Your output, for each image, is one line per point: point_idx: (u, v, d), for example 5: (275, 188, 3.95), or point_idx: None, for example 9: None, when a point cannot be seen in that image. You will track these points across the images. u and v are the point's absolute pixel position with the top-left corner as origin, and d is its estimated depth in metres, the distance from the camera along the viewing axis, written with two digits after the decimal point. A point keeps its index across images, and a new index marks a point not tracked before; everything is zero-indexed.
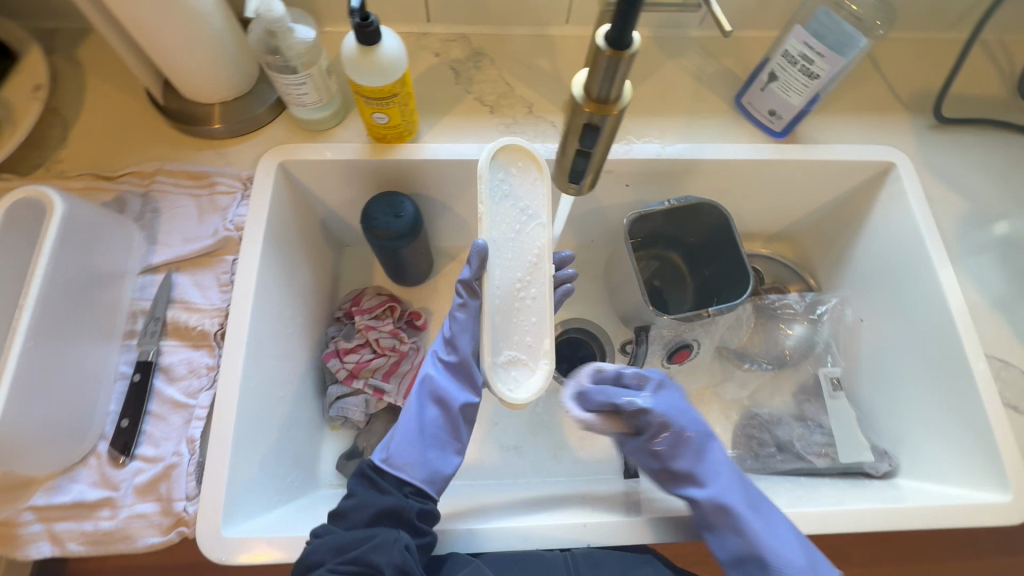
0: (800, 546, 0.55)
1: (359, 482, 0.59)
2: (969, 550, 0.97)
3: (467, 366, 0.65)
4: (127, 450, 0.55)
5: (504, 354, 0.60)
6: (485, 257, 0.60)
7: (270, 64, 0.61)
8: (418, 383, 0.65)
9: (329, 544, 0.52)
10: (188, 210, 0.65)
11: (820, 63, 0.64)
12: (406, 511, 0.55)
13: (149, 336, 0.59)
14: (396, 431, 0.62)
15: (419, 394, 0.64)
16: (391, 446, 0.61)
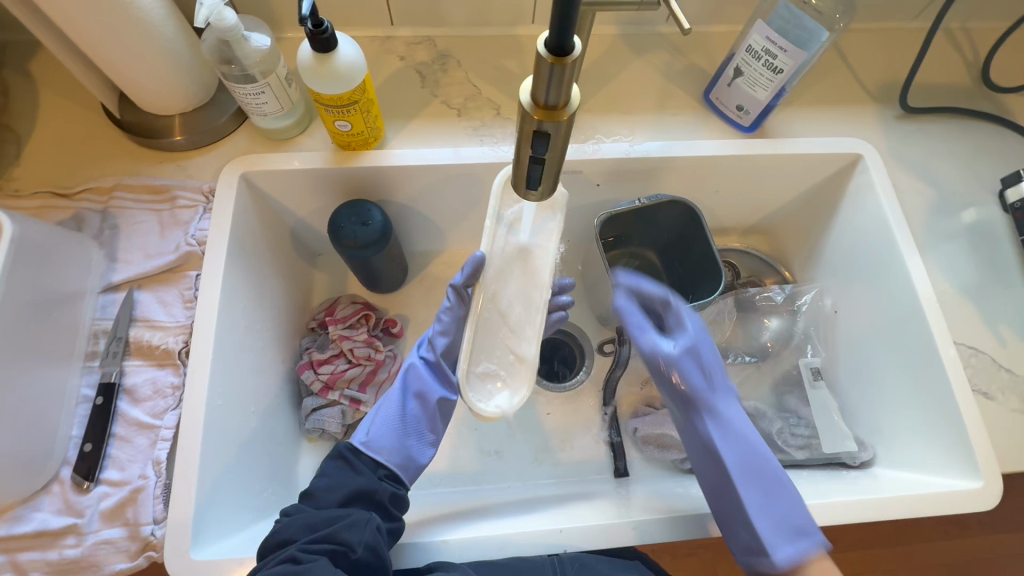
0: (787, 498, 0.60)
1: (329, 463, 0.58)
2: (949, 530, 1.00)
3: (443, 367, 0.66)
4: (91, 475, 0.53)
5: (482, 365, 0.62)
6: (479, 267, 0.62)
7: (226, 74, 0.60)
8: (402, 373, 0.65)
9: (301, 522, 0.51)
10: (148, 226, 0.64)
11: (783, 57, 0.64)
12: (379, 493, 0.56)
13: (111, 357, 0.58)
14: (375, 416, 0.62)
15: (399, 384, 0.64)
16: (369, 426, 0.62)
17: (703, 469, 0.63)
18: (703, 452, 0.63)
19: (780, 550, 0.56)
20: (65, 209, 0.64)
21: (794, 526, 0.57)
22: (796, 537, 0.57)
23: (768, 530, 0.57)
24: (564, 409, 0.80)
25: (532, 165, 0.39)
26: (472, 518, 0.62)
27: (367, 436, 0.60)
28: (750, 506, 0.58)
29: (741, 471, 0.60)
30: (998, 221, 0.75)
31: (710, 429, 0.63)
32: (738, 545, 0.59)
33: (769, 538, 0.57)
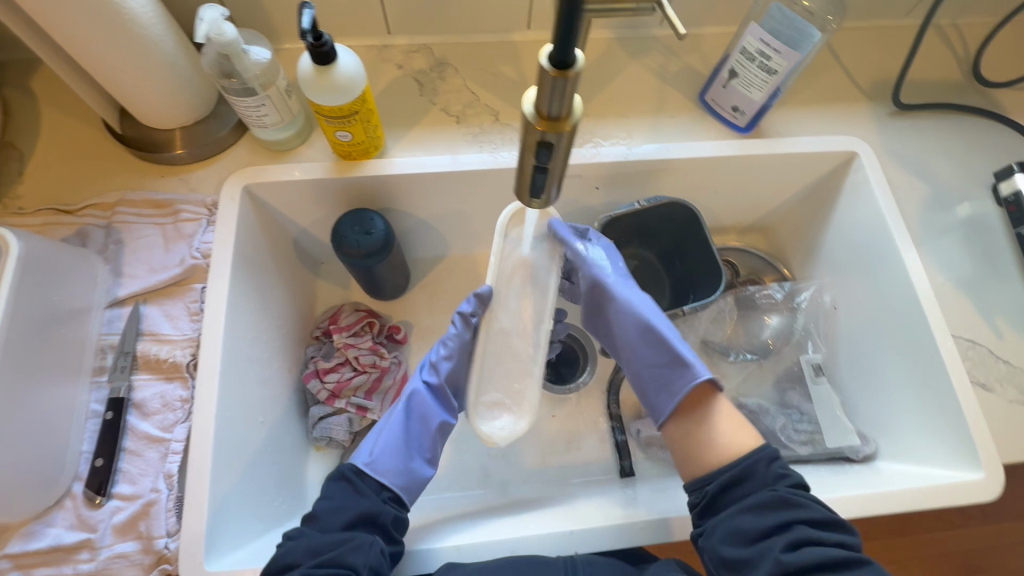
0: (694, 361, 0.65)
1: (333, 483, 0.59)
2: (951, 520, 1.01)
3: (446, 391, 0.66)
4: (103, 489, 0.54)
5: (490, 394, 0.64)
6: (485, 299, 0.64)
7: (227, 88, 0.61)
8: (405, 398, 0.64)
9: (305, 546, 0.52)
10: (152, 240, 0.64)
11: (777, 59, 0.65)
12: (382, 516, 0.57)
13: (119, 371, 0.58)
14: (380, 436, 0.62)
15: (402, 408, 0.64)
16: (370, 446, 0.62)
17: (630, 339, 0.69)
18: (630, 325, 0.68)
19: (707, 374, 0.63)
20: (69, 225, 0.64)
21: (703, 362, 0.67)
22: (715, 369, 0.65)
23: (696, 363, 0.64)
24: (569, 411, 0.81)
25: (535, 174, 0.40)
26: (481, 522, 0.63)
27: (370, 456, 0.61)
28: (683, 354, 0.65)
29: (664, 329, 0.67)
30: (992, 214, 0.76)
31: (632, 296, 0.69)
32: (676, 397, 0.64)
33: (699, 368, 0.64)
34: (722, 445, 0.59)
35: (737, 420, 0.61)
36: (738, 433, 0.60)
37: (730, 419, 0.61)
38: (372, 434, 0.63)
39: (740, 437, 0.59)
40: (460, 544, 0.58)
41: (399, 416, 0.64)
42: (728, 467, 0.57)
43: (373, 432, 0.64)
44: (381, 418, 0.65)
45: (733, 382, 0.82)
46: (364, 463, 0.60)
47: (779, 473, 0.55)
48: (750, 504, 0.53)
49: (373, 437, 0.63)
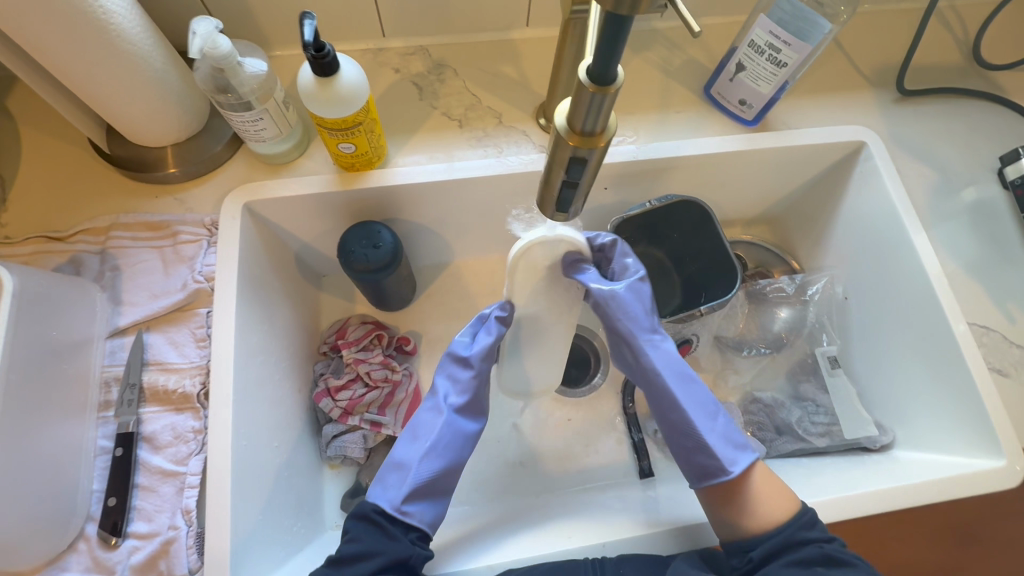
0: (733, 448, 0.59)
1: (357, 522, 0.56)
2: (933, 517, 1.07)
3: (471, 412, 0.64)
4: (118, 530, 0.52)
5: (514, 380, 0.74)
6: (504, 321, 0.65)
7: (222, 102, 0.58)
8: (434, 430, 0.60)
9: None
10: (151, 264, 0.62)
11: (787, 51, 0.64)
12: (413, 559, 0.55)
13: (126, 405, 0.56)
14: (399, 481, 0.58)
15: (432, 442, 0.59)
16: (393, 487, 0.58)
17: (651, 395, 0.64)
18: (651, 385, 0.63)
19: (731, 463, 0.58)
20: (62, 252, 0.61)
21: (737, 441, 0.60)
22: (743, 454, 0.59)
23: (718, 447, 0.59)
24: (584, 414, 0.80)
25: (564, 188, 0.39)
26: (513, 536, 0.62)
27: (394, 496, 0.57)
28: (703, 434, 0.59)
29: (688, 399, 0.61)
30: (998, 198, 0.76)
31: (654, 357, 0.62)
32: (693, 470, 0.61)
33: (723, 455, 0.58)
34: (743, 524, 0.57)
35: (775, 494, 0.57)
36: (773, 501, 0.57)
37: (764, 495, 0.57)
38: (394, 471, 0.59)
39: (774, 509, 0.56)
40: (491, 563, 0.58)
41: (419, 453, 0.59)
42: (771, 531, 0.55)
43: (395, 470, 0.59)
44: (398, 449, 0.60)
45: (745, 377, 0.82)
46: (394, 504, 0.57)
47: (823, 533, 0.55)
48: (798, 560, 0.52)
49: (396, 474, 0.59)
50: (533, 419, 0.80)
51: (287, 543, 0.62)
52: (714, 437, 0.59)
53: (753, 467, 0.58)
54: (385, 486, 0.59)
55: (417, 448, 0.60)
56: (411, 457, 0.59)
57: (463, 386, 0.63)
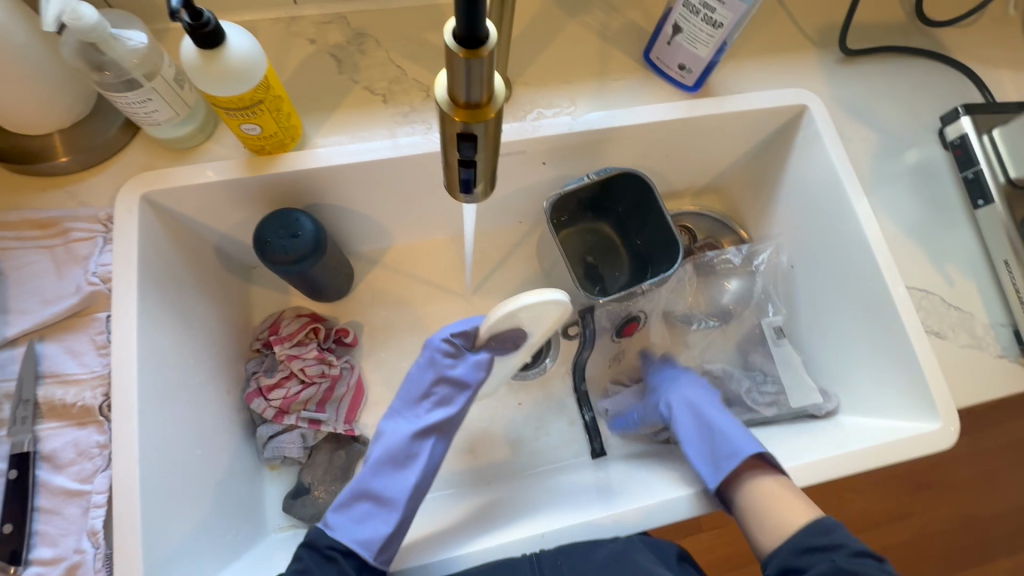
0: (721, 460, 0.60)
1: (310, 553, 0.55)
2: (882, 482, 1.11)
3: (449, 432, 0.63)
4: (17, 558, 0.48)
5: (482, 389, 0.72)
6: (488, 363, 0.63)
7: (100, 83, 0.51)
8: (420, 466, 0.59)
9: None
10: (41, 266, 0.56)
11: (721, 11, 0.60)
12: None
13: (20, 423, 0.51)
14: (375, 518, 0.57)
15: (417, 479, 0.59)
16: (363, 523, 0.56)
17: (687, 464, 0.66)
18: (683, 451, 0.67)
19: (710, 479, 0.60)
20: None
21: (721, 454, 0.61)
22: (727, 460, 0.60)
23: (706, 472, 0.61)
24: (536, 397, 0.78)
25: (462, 169, 0.36)
26: (459, 533, 0.59)
27: (362, 534, 0.55)
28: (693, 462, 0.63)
29: (687, 430, 0.66)
30: (938, 158, 0.75)
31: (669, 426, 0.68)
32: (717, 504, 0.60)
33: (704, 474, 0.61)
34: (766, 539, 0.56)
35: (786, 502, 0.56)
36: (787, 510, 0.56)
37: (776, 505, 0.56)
38: (367, 506, 0.58)
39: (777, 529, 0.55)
40: (426, 562, 0.55)
41: (403, 490, 0.58)
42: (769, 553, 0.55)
43: (368, 504, 0.58)
44: (373, 481, 0.58)
45: (695, 350, 0.81)
46: (379, 557, 0.55)
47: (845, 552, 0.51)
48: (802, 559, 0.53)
49: (370, 509, 0.57)
50: (483, 405, 0.77)
51: (219, 553, 0.59)
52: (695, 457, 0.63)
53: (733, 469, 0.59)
54: (347, 519, 0.57)
55: (402, 481, 0.59)
56: (397, 491, 0.58)
57: (457, 408, 0.62)
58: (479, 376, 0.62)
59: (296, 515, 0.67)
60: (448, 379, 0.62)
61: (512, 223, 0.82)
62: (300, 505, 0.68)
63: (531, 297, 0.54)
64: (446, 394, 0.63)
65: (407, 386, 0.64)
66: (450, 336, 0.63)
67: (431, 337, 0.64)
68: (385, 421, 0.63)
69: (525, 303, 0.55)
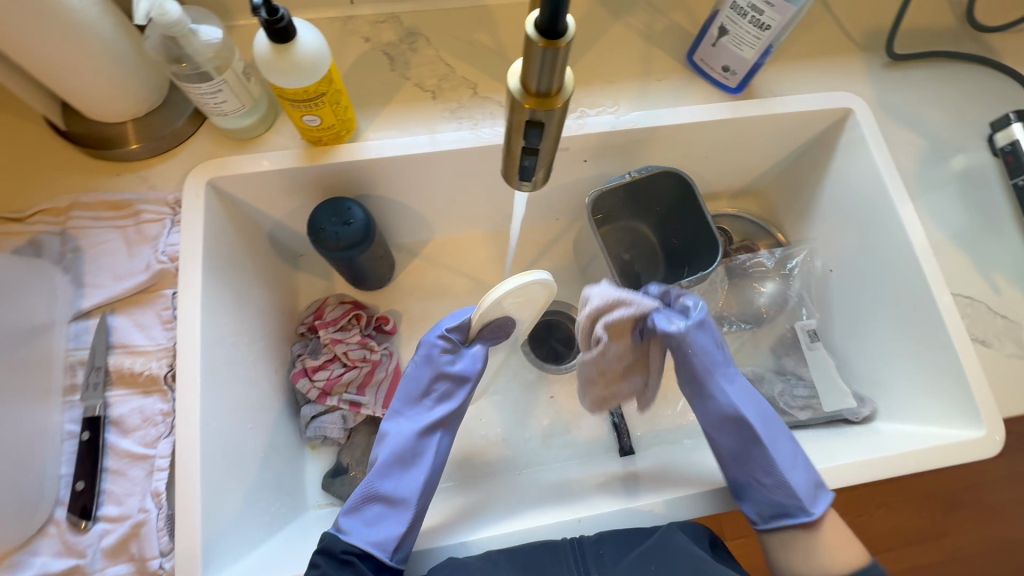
0: (806, 478, 0.57)
1: (328, 557, 0.53)
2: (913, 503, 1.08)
3: (447, 425, 0.64)
4: (88, 513, 0.51)
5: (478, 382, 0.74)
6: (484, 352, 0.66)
7: (178, 74, 0.55)
8: (427, 462, 0.61)
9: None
10: (113, 244, 0.60)
11: (770, 12, 0.61)
12: None
13: (92, 388, 0.55)
14: (387, 517, 0.57)
15: (426, 472, 0.60)
16: (376, 525, 0.56)
17: (717, 434, 0.62)
18: (722, 423, 0.61)
19: (812, 502, 0.56)
20: (21, 234, 0.59)
21: (813, 478, 0.58)
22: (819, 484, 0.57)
23: (797, 485, 0.57)
24: (568, 390, 0.79)
25: (524, 156, 0.39)
26: (477, 518, 0.60)
27: (376, 535, 0.55)
28: (780, 460, 0.58)
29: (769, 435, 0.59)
30: (987, 165, 0.74)
31: (728, 395, 0.61)
32: (759, 510, 0.59)
33: (804, 495, 0.56)
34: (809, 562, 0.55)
35: (842, 538, 0.55)
36: (840, 550, 0.55)
37: (829, 544, 0.55)
38: (377, 506, 0.58)
39: (841, 558, 0.54)
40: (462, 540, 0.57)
41: (414, 488, 0.59)
42: None
43: (379, 505, 0.58)
44: (383, 482, 0.59)
45: None
46: (395, 557, 0.55)
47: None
48: None
49: (381, 509, 0.58)
50: (515, 396, 0.79)
51: (265, 523, 0.61)
52: (789, 474, 0.57)
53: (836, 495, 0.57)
54: (360, 521, 0.57)
55: (412, 481, 0.60)
56: (408, 490, 0.59)
57: (459, 402, 0.64)
58: (476, 367, 0.63)
59: (334, 493, 0.70)
60: (447, 376, 0.64)
61: (549, 220, 0.84)
62: (338, 484, 0.70)
63: (516, 282, 0.55)
64: (447, 390, 0.64)
65: (406, 385, 0.65)
66: (446, 333, 0.65)
67: (426, 335, 0.66)
68: (386, 422, 0.64)
69: (513, 288, 0.56)
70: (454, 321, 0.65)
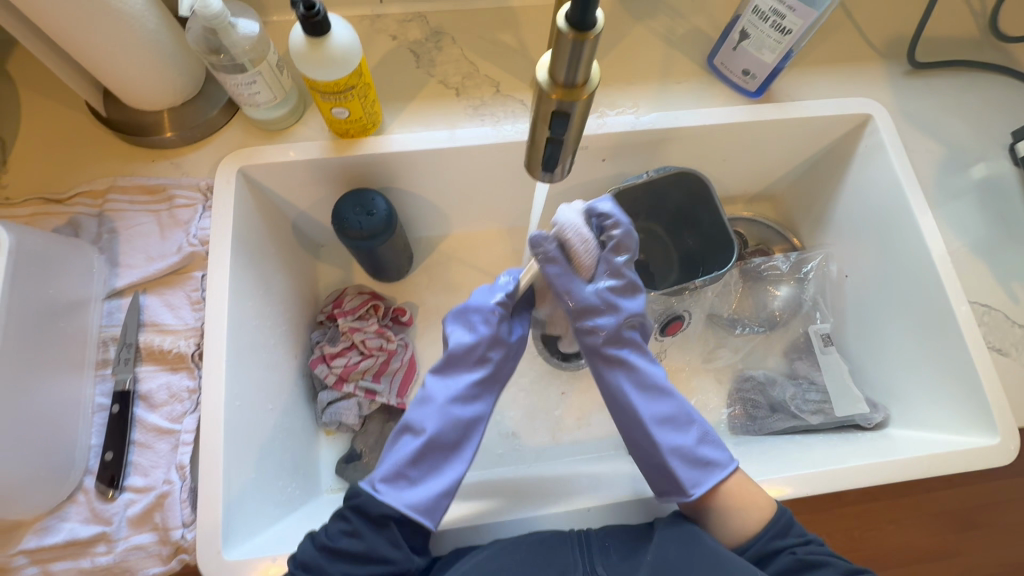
0: (694, 461, 0.57)
1: (359, 516, 0.54)
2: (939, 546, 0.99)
3: (492, 389, 0.63)
4: (115, 483, 0.54)
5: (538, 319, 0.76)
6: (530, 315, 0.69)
7: (217, 65, 0.58)
8: (475, 429, 0.60)
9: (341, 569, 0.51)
10: (147, 227, 0.62)
11: (792, 17, 0.62)
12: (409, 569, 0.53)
13: (123, 363, 0.57)
14: (430, 481, 0.57)
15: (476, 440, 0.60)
16: (418, 490, 0.56)
17: (611, 407, 0.63)
18: (613, 400, 0.62)
19: (693, 484, 0.56)
20: (60, 215, 0.62)
21: (700, 459, 0.58)
22: (709, 468, 0.57)
23: (679, 468, 0.57)
24: (579, 387, 0.80)
25: (549, 146, 0.41)
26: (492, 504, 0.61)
27: (419, 500, 0.55)
28: (665, 444, 0.58)
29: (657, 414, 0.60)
30: (1007, 175, 0.74)
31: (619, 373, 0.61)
32: (653, 483, 0.59)
33: (685, 476, 0.57)
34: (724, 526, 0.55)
35: (747, 494, 0.56)
36: (752, 511, 0.55)
37: (741, 513, 0.55)
38: (423, 470, 0.57)
39: (751, 520, 0.55)
40: (475, 523, 0.58)
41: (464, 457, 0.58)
42: (747, 542, 0.54)
43: (414, 473, 0.56)
44: (425, 452, 0.57)
45: (739, 355, 0.82)
46: (437, 522, 0.55)
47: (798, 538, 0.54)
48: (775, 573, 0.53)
49: (424, 471, 0.57)
50: (527, 391, 0.80)
51: (281, 503, 0.63)
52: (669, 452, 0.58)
53: (721, 484, 0.56)
54: (399, 484, 0.56)
55: (461, 449, 0.59)
56: (456, 458, 0.58)
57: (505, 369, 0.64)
58: (523, 334, 0.66)
59: (347, 478, 0.71)
60: (498, 338, 0.63)
61: None
62: (351, 470, 0.71)
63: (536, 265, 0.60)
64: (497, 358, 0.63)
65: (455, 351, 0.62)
66: (502, 298, 0.64)
67: (480, 299, 0.64)
68: (430, 384, 0.62)
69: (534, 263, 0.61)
70: (504, 286, 0.65)
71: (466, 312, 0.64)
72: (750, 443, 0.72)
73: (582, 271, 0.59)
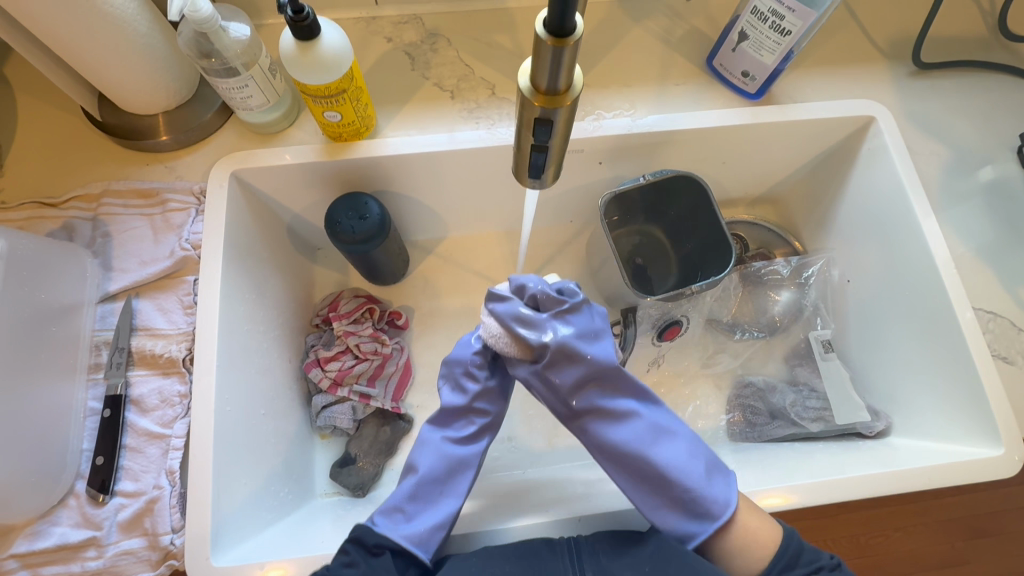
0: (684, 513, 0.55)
1: (358, 546, 0.53)
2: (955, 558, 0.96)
3: (486, 436, 0.64)
4: (105, 488, 0.54)
5: None
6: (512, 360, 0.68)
7: (207, 69, 0.58)
8: (469, 469, 0.61)
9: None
10: (140, 231, 0.62)
11: (791, 18, 0.60)
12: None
13: (115, 368, 0.57)
14: (423, 513, 0.57)
15: (469, 478, 0.60)
16: (412, 521, 0.56)
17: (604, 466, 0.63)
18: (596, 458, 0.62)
19: (689, 537, 0.54)
20: (54, 219, 0.62)
21: (692, 511, 0.55)
22: (695, 517, 0.55)
23: (671, 522, 0.55)
24: None
25: (534, 152, 0.42)
26: (491, 513, 0.60)
27: (414, 531, 0.55)
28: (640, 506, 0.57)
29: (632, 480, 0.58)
30: (1015, 178, 0.72)
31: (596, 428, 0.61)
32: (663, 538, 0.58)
33: (676, 531, 0.55)
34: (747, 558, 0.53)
35: (754, 521, 0.54)
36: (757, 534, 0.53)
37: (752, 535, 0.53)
38: (418, 504, 0.57)
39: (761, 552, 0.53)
40: (469, 532, 0.58)
41: (458, 493, 0.59)
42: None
43: (406, 512, 0.57)
44: (417, 492, 0.58)
45: (738, 361, 0.81)
46: (431, 555, 0.55)
47: (807, 568, 0.52)
48: None
49: (419, 506, 0.57)
50: (523, 396, 0.79)
51: (274, 509, 0.62)
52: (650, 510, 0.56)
53: (714, 534, 0.54)
54: (396, 517, 0.56)
55: (454, 488, 0.59)
56: (450, 496, 0.59)
57: (499, 412, 0.65)
58: (506, 375, 0.67)
59: (341, 483, 0.70)
60: (481, 388, 0.63)
61: (563, 221, 0.84)
62: (346, 474, 0.71)
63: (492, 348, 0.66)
64: (487, 408, 0.64)
65: (445, 402, 0.64)
66: (480, 347, 0.64)
67: (459, 351, 0.65)
68: (426, 429, 0.64)
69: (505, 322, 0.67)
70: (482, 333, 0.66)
71: (450, 367, 0.66)
72: (749, 450, 0.71)
73: (519, 353, 0.62)
